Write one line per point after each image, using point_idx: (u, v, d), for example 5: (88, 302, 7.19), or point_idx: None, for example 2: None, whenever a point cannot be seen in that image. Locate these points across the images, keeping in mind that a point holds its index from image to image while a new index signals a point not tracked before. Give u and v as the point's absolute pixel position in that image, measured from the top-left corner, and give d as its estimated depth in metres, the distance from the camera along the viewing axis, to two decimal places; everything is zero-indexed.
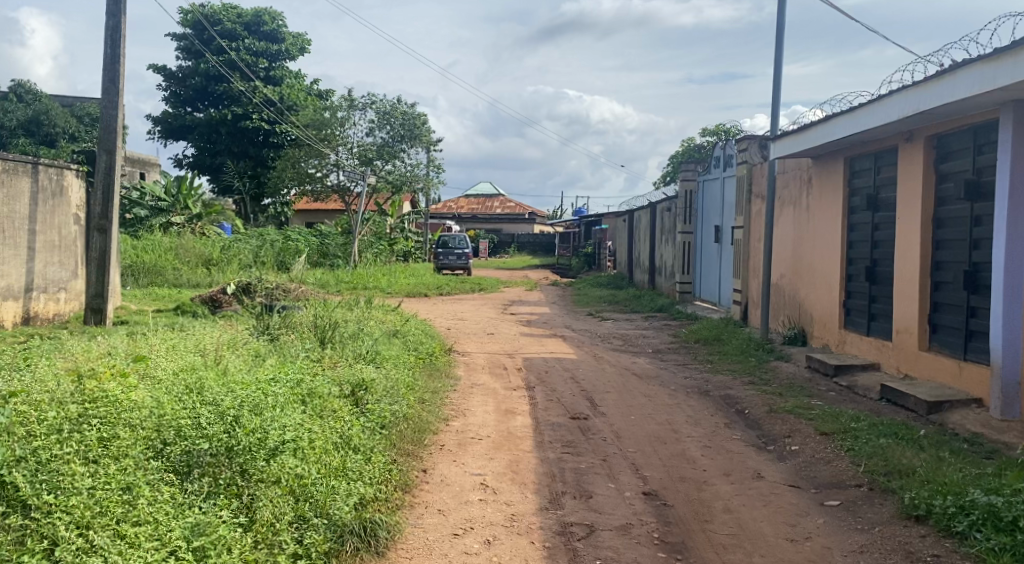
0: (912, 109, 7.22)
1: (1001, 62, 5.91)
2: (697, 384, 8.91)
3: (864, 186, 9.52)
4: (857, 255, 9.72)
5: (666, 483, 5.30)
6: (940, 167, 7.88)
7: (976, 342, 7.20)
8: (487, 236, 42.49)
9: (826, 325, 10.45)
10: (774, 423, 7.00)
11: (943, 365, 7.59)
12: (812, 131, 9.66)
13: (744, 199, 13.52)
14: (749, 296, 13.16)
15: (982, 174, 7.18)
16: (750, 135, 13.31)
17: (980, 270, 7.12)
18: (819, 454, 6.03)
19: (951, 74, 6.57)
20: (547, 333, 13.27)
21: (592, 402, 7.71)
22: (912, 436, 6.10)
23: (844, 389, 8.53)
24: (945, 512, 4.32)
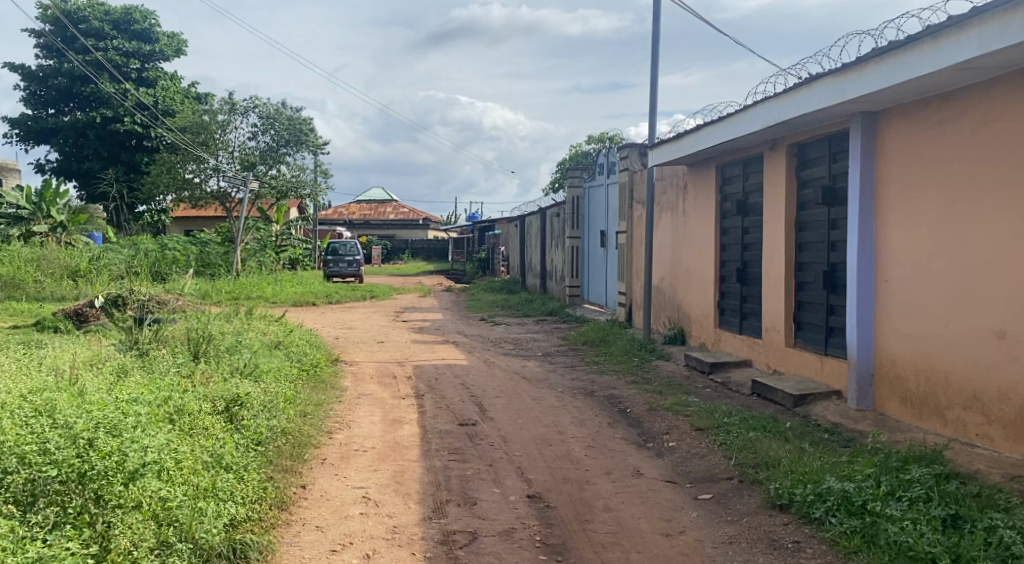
0: (774, 119, 7.65)
1: (848, 77, 6.35)
2: (583, 385, 9.11)
3: (734, 192, 9.99)
4: (729, 257, 10.19)
5: (550, 485, 5.39)
6: (800, 174, 8.38)
7: (834, 337, 7.68)
8: (378, 242, 41.98)
9: (703, 324, 10.89)
10: (654, 421, 7.24)
11: (807, 360, 8.07)
12: (686, 139, 10.07)
13: (627, 204, 13.92)
14: (633, 298, 13.56)
15: (837, 180, 7.67)
16: (631, 143, 13.74)
17: (837, 270, 7.61)
18: (694, 449, 6.28)
19: (805, 87, 7.01)
20: (438, 339, 13.23)
21: (480, 408, 7.75)
22: (779, 428, 6.45)
23: (719, 385, 8.92)
24: (805, 500, 4.57)
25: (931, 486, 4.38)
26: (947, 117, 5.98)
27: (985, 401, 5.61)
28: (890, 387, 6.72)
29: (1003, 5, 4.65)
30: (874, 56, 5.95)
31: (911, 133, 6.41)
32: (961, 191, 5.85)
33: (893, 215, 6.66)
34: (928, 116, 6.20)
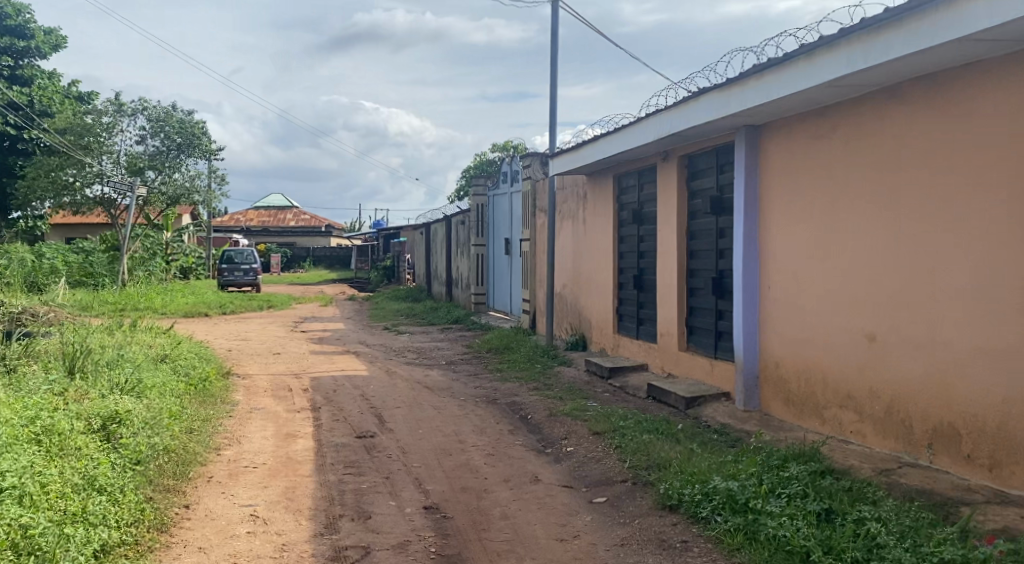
0: (666, 131, 7.89)
1: (732, 92, 6.63)
2: (484, 393, 9.11)
3: (630, 201, 10.23)
4: (626, 265, 10.42)
5: (447, 495, 5.36)
6: (691, 184, 8.67)
7: (723, 341, 7.97)
8: (278, 250, 40.89)
9: (603, 330, 11.10)
10: (553, 427, 7.31)
11: (698, 364, 8.34)
12: (584, 149, 10.26)
13: (529, 212, 14.05)
14: (536, 305, 13.68)
15: (724, 191, 7.97)
16: (532, 152, 13.88)
17: (725, 277, 7.90)
18: (591, 453, 6.37)
19: (693, 101, 7.26)
20: (338, 349, 12.97)
21: (380, 419, 7.63)
22: (671, 430, 6.63)
23: (617, 390, 9.10)
24: (692, 499, 4.71)
25: (807, 483, 4.59)
26: (823, 130, 6.28)
27: (858, 399, 5.93)
28: (774, 389, 7.02)
29: (866, 29, 4.93)
30: (755, 73, 6.23)
31: (793, 145, 6.70)
32: (836, 200, 6.15)
33: (776, 223, 6.96)
34: (806, 130, 6.50)
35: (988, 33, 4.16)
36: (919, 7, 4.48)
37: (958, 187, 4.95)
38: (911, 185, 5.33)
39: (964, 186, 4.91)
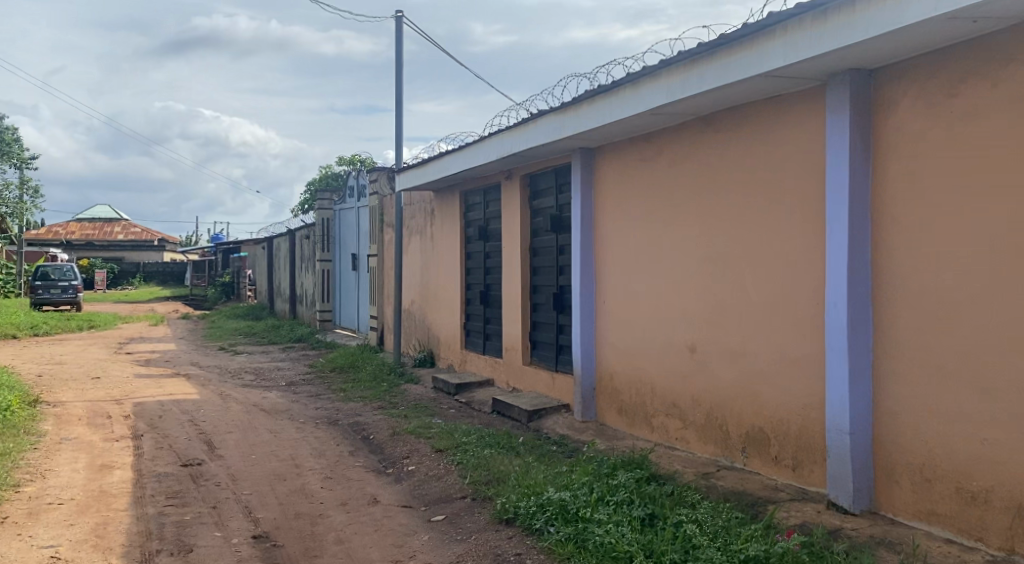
0: (507, 150, 8.04)
1: (567, 115, 6.85)
2: (325, 414, 8.86)
3: (476, 219, 10.32)
4: (472, 281, 10.48)
5: (279, 522, 5.14)
6: (533, 203, 8.86)
7: (564, 355, 8.17)
8: (104, 266, 38.06)
9: (450, 346, 11.10)
10: (395, 445, 7.20)
11: (541, 377, 8.50)
12: (429, 167, 10.27)
13: (376, 228, 13.86)
14: (384, 322, 13.50)
15: (563, 209, 8.21)
16: (379, 167, 13.73)
17: (565, 292, 8.11)
18: (432, 470, 6.31)
19: (531, 122, 7.45)
20: (168, 372, 12.21)
21: (210, 445, 7.23)
22: (511, 444, 6.70)
23: (463, 405, 9.11)
24: (528, 512, 4.77)
25: (634, 490, 4.78)
26: (650, 154, 6.61)
27: (681, 408, 6.26)
28: (609, 399, 7.27)
29: (683, 61, 5.25)
30: (587, 98, 6.47)
31: (623, 167, 7.00)
32: (663, 219, 6.48)
33: (609, 241, 7.25)
34: (636, 153, 6.82)
35: (784, 71, 4.53)
36: (726, 44, 4.82)
37: (765, 209, 5.34)
38: (725, 207, 5.70)
39: (769, 209, 5.31)
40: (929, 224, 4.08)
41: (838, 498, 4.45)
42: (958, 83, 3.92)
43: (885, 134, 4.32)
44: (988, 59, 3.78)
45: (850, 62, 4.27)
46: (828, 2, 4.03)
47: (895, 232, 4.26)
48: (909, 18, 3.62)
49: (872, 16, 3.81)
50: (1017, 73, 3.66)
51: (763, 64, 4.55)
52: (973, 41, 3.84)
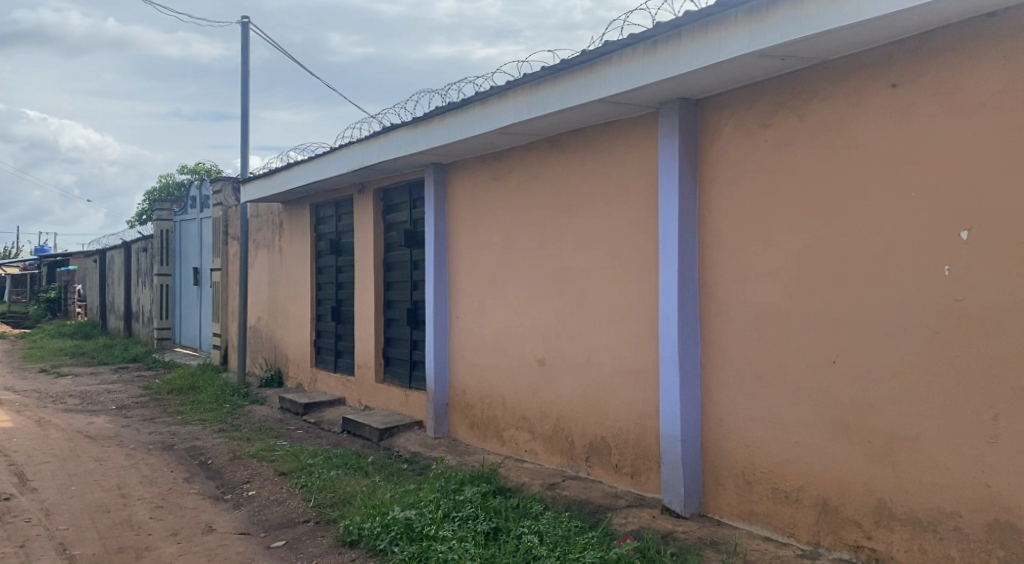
0: (358, 164, 7.94)
1: (418, 130, 6.86)
2: (159, 438, 8.36)
3: (328, 232, 10.10)
4: (323, 296, 10.24)
5: (99, 558, 4.80)
6: (386, 217, 8.79)
7: (417, 371, 8.13)
8: None
9: (300, 364, 10.78)
10: (235, 470, 6.90)
11: (393, 394, 8.42)
12: (278, 178, 9.96)
13: (220, 241, 13.26)
14: (229, 339, 12.92)
15: (416, 225, 8.19)
16: (224, 177, 13.17)
17: (418, 308, 8.08)
18: (274, 495, 6.09)
19: (383, 136, 7.40)
20: None
21: (24, 477, 6.64)
22: (360, 464, 6.58)
23: (311, 425, 8.87)
24: (372, 532, 4.70)
25: (479, 505, 4.82)
26: (501, 172, 6.74)
27: (530, 421, 6.39)
28: (461, 415, 7.31)
29: (529, 83, 5.40)
30: (438, 114, 6.51)
31: (475, 185, 7.10)
32: (513, 235, 6.60)
33: (462, 257, 7.32)
34: (487, 171, 6.92)
35: (622, 97, 4.76)
36: (569, 69, 5.00)
37: (606, 228, 5.56)
38: (571, 224, 5.90)
39: (610, 228, 5.53)
40: (749, 244, 4.39)
41: (671, 503, 4.70)
42: (771, 115, 4.25)
43: (711, 160, 4.62)
44: (796, 93, 4.11)
45: (679, 91, 4.54)
46: (658, 34, 4.27)
47: (721, 252, 4.57)
48: (726, 53, 3.90)
49: (696, 50, 4.07)
50: (818, 107, 4.00)
51: (602, 90, 4.77)
52: (784, 76, 4.17)
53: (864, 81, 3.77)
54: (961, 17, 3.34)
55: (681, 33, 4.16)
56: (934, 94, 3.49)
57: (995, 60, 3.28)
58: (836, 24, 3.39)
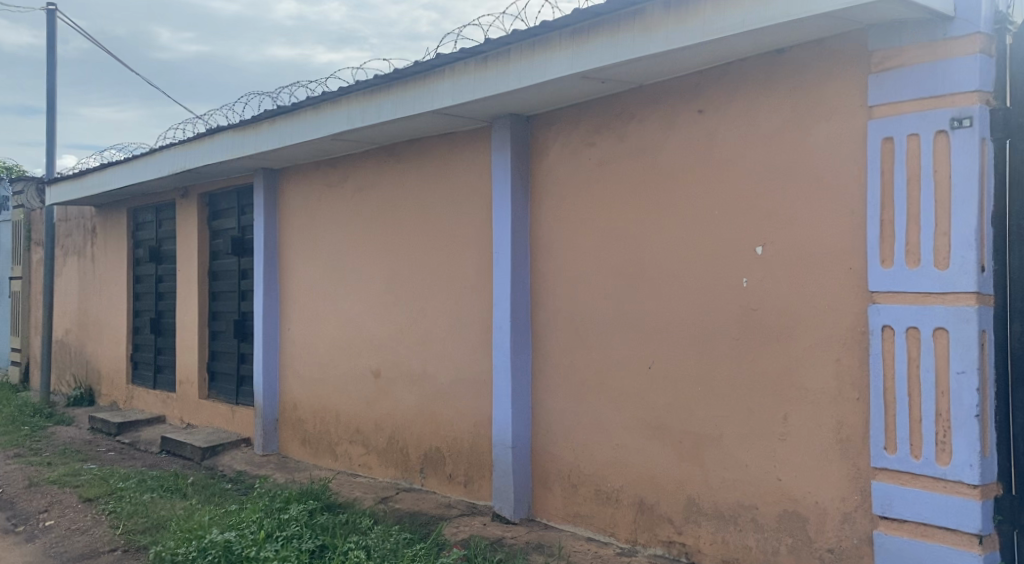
0: (179, 167, 7.53)
1: (246, 133, 6.58)
2: None
3: (147, 239, 9.49)
4: (141, 308, 9.59)
5: None
6: (212, 223, 8.38)
7: (245, 386, 7.79)
8: None
9: (114, 380, 10.03)
10: (32, 498, 6.29)
11: (219, 411, 8.02)
12: (89, 179, 9.23)
13: (21, 247, 12.10)
14: (31, 355, 11.79)
15: (244, 232, 7.86)
16: (26, 176, 12.03)
17: (247, 319, 7.75)
18: (76, 523, 5.61)
19: (208, 139, 7.04)
20: None
21: None
22: (177, 486, 6.20)
23: (126, 446, 8.27)
24: (186, 558, 4.44)
25: (305, 523, 4.69)
26: (335, 181, 6.62)
27: (364, 434, 6.30)
28: (292, 430, 7.09)
29: (361, 91, 5.33)
30: (267, 117, 6.28)
31: (308, 193, 6.93)
32: (348, 246, 6.49)
33: (294, 267, 7.11)
34: (321, 178, 6.78)
35: (453, 110, 4.81)
36: (402, 79, 4.98)
37: (440, 240, 5.60)
38: (406, 235, 5.89)
39: (444, 239, 5.58)
40: (575, 257, 4.57)
41: (501, 509, 4.80)
42: (596, 134, 4.45)
43: (542, 174, 4.79)
44: (618, 114, 4.33)
45: (509, 107, 4.66)
46: (488, 50, 4.36)
47: (550, 265, 4.73)
48: (552, 73, 4.04)
49: (524, 68, 4.20)
50: (637, 128, 4.23)
51: (435, 102, 4.79)
52: (607, 98, 4.38)
53: (676, 107, 4.03)
54: (757, 51, 3.62)
55: (510, 51, 4.27)
56: (736, 120, 3.76)
57: (785, 92, 3.55)
58: (649, 51, 3.59)
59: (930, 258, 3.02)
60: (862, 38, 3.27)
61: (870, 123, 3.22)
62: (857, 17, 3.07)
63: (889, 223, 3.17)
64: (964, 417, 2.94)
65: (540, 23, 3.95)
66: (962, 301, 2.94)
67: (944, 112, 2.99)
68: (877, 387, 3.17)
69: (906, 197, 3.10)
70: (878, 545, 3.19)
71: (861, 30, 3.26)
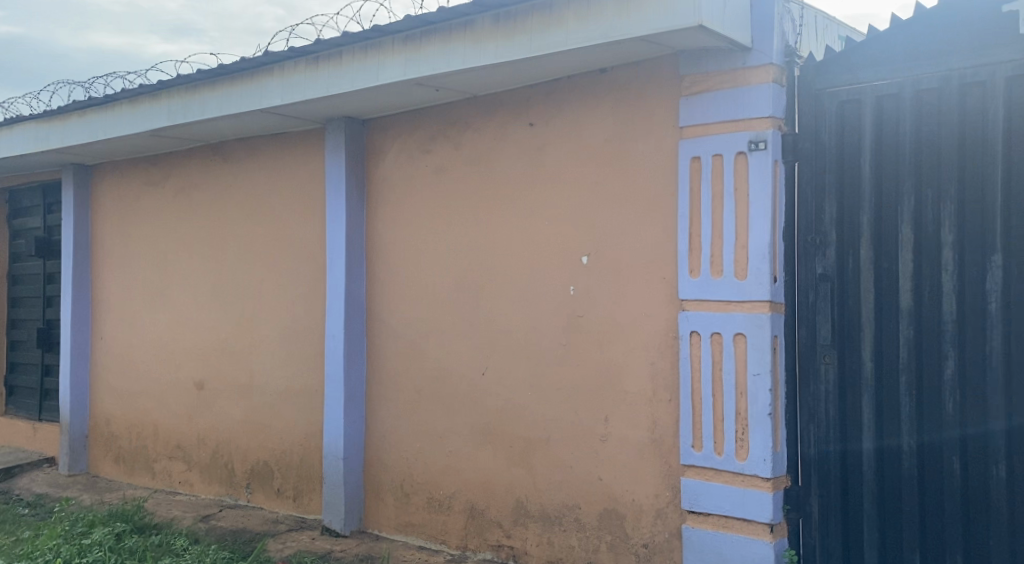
0: None
1: (52, 124, 6.05)
2: None
3: None
4: None
5: None
6: (13, 222, 7.63)
7: (49, 401, 7.14)
8: None
9: None
10: None
11: (17, 429, 7.29)
12: None
13: None
14: None
15: (50, 232, 7.21)
16: None
17: (52, 328, 7.12)
18: None
19: (7, 129, 6.41)
20: None
21: None
22: None
23: None
24: None
25: (111, 547, 4.35)
26: (156, 180, 6.23)
27: (185, 449, 5.95)
28: (104, 447, 6.58)
29: (184, 85, 5.04)
30: (76, 109, 5.80)
31: (125, 192, 6.47)
32: (169, 250, 6.13)
33: (108, 271, 6.62)
34: (140, 177, 6.35)
35: (284, 109, 4.66)
36: (228, 74, 4.76)
37: (270, 245, 5.40)
38: (233, 240, 5.64)
39: (273, 244, 5.38)
40: (409, 264, 4.56)
41: (331, 522, 4.70)
42: (430, 141, 4.47)
43: (377, 181, 4.75)
44: (452, 123, 4.37)
45: (342, 110, 4.58)
46: (319, 51, 4.26)
47: (384, 272, 4.70)
48: (385, 77, 4.01)
49: (356, 71, 4.14)
50: (471, 138, 4.29)
51: (264, 101, 4.62)
52: (441, 106, 4.41)
53: (507, 118, 4.13)
54: (582, 69, 3.77)
55: (342, 52, 4.20)
56: (563, 134, 3.90)
57: (606, 109, 3.72)
58: (479, 63, 3.65)
59: (731, 269, 3.26)
60: (674, 62, 3.49)
61: (680, 143, 3.43)
62: (670, 42, 3.26)
63: (697, 237, 3.38)
64: (759, 415, 3.18)
65: (372, 28, 3.91)
66: (757, 309, 3.19)
67: (743, 135, 3.23)
68: (686, 389, 3.39)
69: (710, 213, 3.33)
70: (686, 538, 3.39)
71: (674, 54, 3.48)
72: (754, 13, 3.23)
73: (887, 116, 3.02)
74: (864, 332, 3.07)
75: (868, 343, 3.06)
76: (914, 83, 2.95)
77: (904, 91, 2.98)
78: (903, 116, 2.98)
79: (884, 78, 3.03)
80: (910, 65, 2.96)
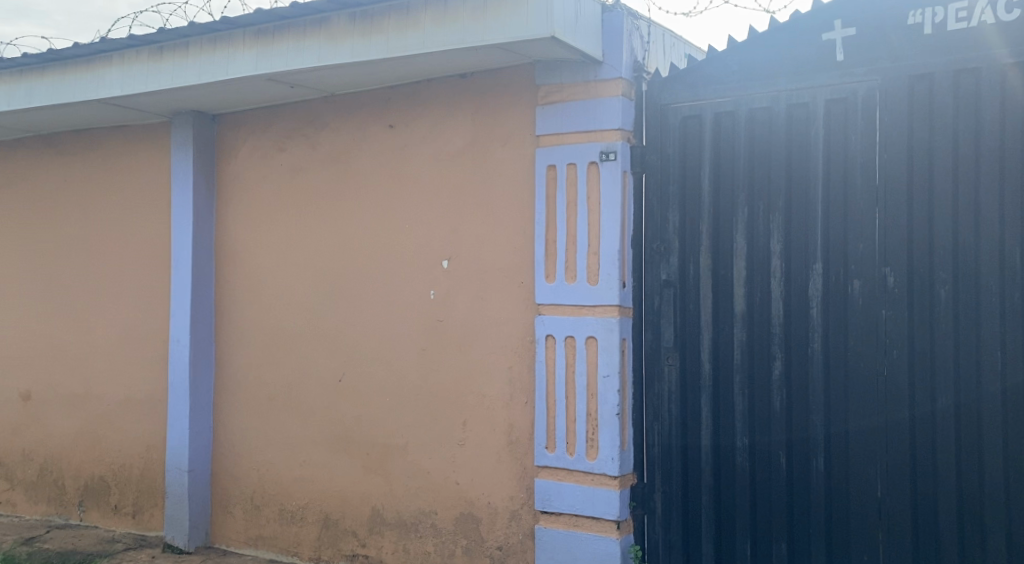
0: None
1: None
2: None
3: None
4: None
5: None
6: None
7: None
8: None
9: None
10: None
11: None
12: None
13: None
14: None
15: None
16: None
17: None
18: None
19: None
20: None
21: None
22: None
23: None
24: None
25: None
26: None
27: (8, 465, 5.46)
28: None
29: (8, 69, 4.64)
30: None
31: None
32: None
33: None
34: None
35: (123, 100, 4.38)
36: (59, 60, 4.42)
37: (108, 244, 5.06)
38: (66, 238, 5.24)
39: (112, 243, 5.04)
40: (261, 265, 4.41)
41: (175, 539, 4.46)
42: (286, 139, 4.33)
43: (228, 179, 4.55)
44: (308, 122, 4.26)
45: (189, 103, 4.36)
46: (164, 40, 4.03)
47: (235, 274, 4.51)
48: (235, 72, 3.85)
49: (204, 63, 3.95)
50: (329, 137, 4.19)
51: (101, 90, 4.32)
52: (297, 103, 4.29)
53: (366, 119, 4.07)
54: (440, 73, 3.77)
55: (189, 43, 4.00)
56: (423, 136, 3.88)
57: (466, 114, 3.74)
58: (335, 61, 3.57)
59: (583, 275, 3.37)
60: (530, 71, 3.56)
61: (536, 151, 3.51)
62: (526, 51, 3.32)
63: (552, 242, 3.46)
64: (608, 416, 3.30)
65: (222, 19, 3.75)
66: (607, 313, 3.30)
67: (595, 145, 3.34)
68: (540, 392, 3.46)
69: (565, 220, 3.42)
70: (539, 539, 3.46)
71: (530, 63, 3.55)
72: (605, 28, 3.35)
73: (724, 132, 3.21)
74: (703, 335, 3.25)
75: (707, 345, 3.24)
76: (749, 102, 3.16)
77: (740, 108, 3.18)
78: (738, 133, 3.18)
79: (722, 96, 3.22)
80: (745, 85, 3.16)
